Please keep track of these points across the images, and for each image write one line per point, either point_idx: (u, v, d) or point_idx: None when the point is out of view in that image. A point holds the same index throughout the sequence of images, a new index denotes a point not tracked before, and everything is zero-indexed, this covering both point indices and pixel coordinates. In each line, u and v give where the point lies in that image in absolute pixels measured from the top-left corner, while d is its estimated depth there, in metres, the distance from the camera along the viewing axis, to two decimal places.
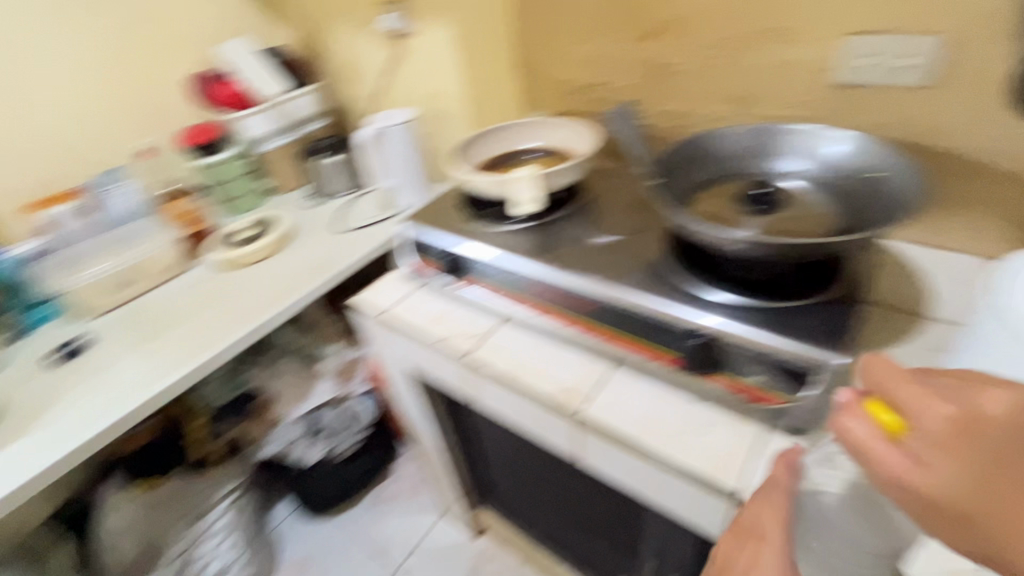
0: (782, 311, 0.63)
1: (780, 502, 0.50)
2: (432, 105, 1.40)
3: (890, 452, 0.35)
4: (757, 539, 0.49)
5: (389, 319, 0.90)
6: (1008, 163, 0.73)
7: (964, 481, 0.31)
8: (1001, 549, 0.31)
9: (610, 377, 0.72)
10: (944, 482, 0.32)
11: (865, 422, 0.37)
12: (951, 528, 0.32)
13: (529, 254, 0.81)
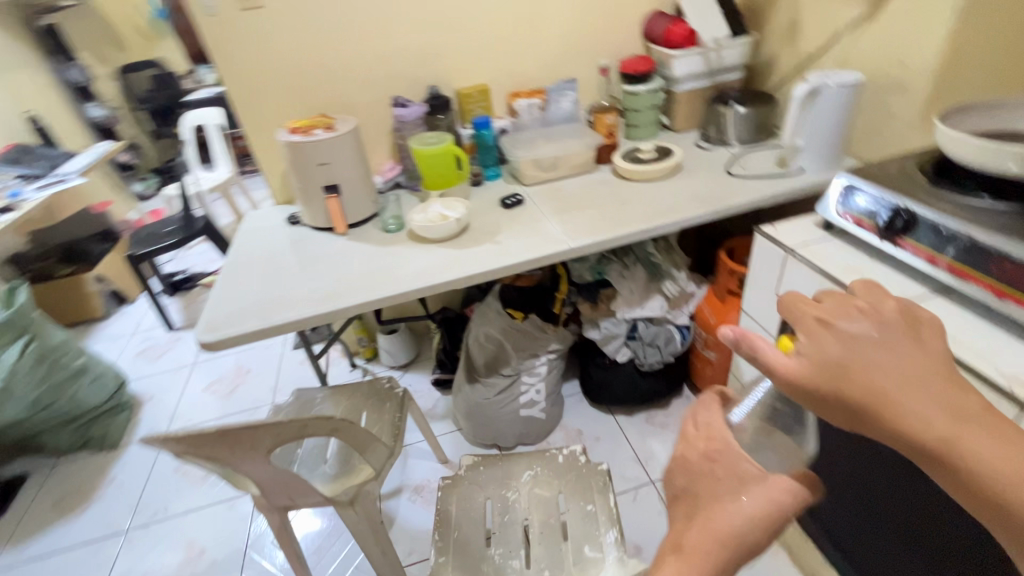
0: None
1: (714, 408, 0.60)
2: (880, 72, 1.30)
3: (781, 356, 0.47)
4: (703, 445, 0.56)
5: (795, 255, 0.96)
6: None
7: (814, 363, 0.46)
8: (859, 410, 0.44)
9: None
10: (802, 371, 0.46)
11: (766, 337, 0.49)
12: (818, 399, 0.45)
13: (1012, 234, 0.73)
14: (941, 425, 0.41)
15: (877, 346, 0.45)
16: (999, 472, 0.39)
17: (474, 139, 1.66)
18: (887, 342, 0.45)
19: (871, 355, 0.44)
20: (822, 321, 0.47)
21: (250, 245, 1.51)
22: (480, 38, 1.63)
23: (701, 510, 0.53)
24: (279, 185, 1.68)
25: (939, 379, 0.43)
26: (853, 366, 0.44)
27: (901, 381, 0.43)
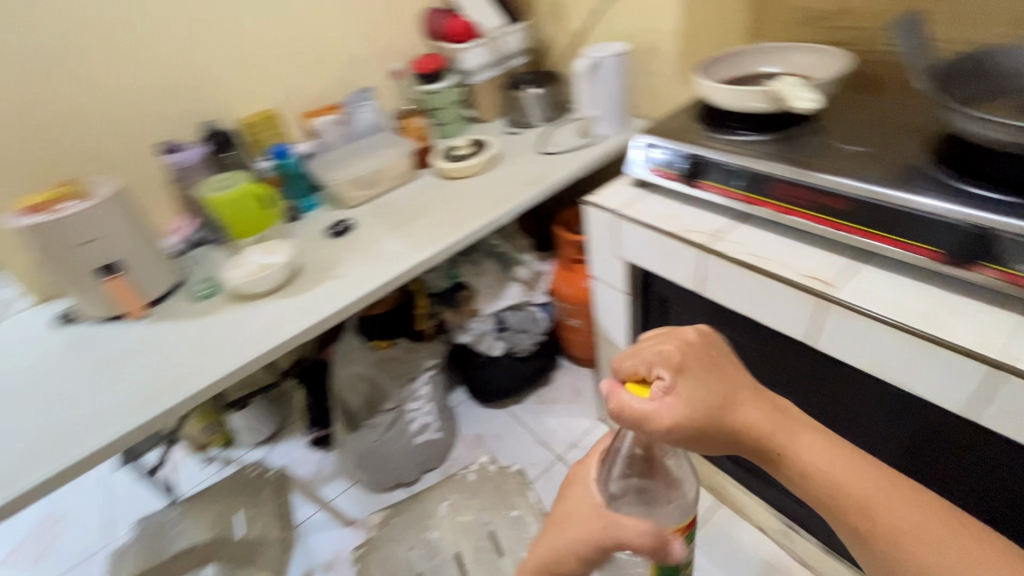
0: None
1: (595, 458, 0.59)
2: (639, 40, 1.48)
3: (655, 402, 0.50)
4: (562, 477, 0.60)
5: (625, 217, 1.04)
6: None
7: (684, 402, 0.50)
8: (728, 432, 0.50)
9: (856, 270, 0.80)
10: (678, 412, 0.49)
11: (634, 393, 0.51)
12: (687, 442, 0.50)
13: (777, 159, 0.88)
14: (784, 432, 0.50)
15: (745, 400, 0.52)
16: (824, 477, 0.48)
17: (276, 171, 1.48)
18: (755, 399, 0.52)
19: (734, 394, 0.52)
20: (702, 370, 0.52)
21: (10, 365, 1.16)
22: (250, 60, 1.45)
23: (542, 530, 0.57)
24: (33, 279, 1.32)
25: (788, 415, 0.52)
26: (726, 417, 0.51)
27: (759, 425, 0.50)
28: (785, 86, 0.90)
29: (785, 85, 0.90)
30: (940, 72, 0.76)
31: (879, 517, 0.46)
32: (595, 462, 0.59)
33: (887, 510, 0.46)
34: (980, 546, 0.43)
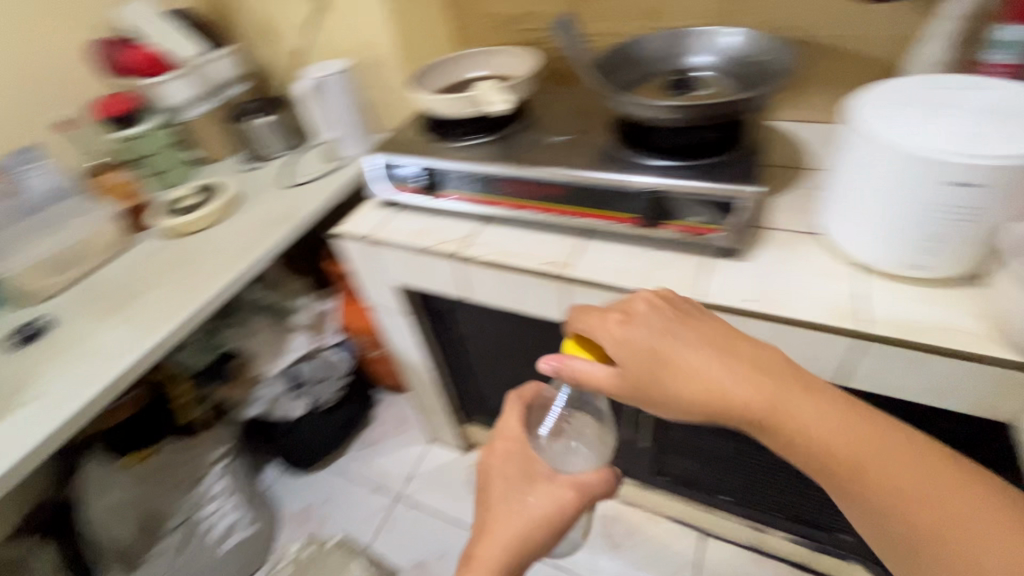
0: (715, 167, 0.81)
1: (517, 409, 0.73)
2: (358, 54, 1.43)
3: (597, 366, 0.60)
4: (501, 448, 0.71)
5: (378, 240, 0.98)
6: (851, 44, 0.93)
7: (625, 363, 0.59)
8: (669, 388, 0.56)
9: (584, 246, 0.87)
10: (617, 370, 0.59)
11: (581, 359, 0.61)
12: (629, 395, 0.59)
13: (498, 159, 0.92)
14: (763, 392, 0.52)
15: (699, 354, 0.56)
16: (815, 443, 0.50)
17: None
18: (714, 353, 0.56)
19: (669, 352, 0.57)
20: (655, 340, 0.58)
21: None
22: None
23: (491, 502, 0.68)
24: None
25: (780, 385, 0.53)
26: (669, 376, 0.56)
27: (738, 383, 0.53)
28: (489, 92, 0.94)
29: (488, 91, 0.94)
30: (599, 69, 0.87)
31: (870, 477, 0.48)
32: (514, 418, 0.73)
33: (877, 468, 0.48)
34: (965, 496, 0.45)
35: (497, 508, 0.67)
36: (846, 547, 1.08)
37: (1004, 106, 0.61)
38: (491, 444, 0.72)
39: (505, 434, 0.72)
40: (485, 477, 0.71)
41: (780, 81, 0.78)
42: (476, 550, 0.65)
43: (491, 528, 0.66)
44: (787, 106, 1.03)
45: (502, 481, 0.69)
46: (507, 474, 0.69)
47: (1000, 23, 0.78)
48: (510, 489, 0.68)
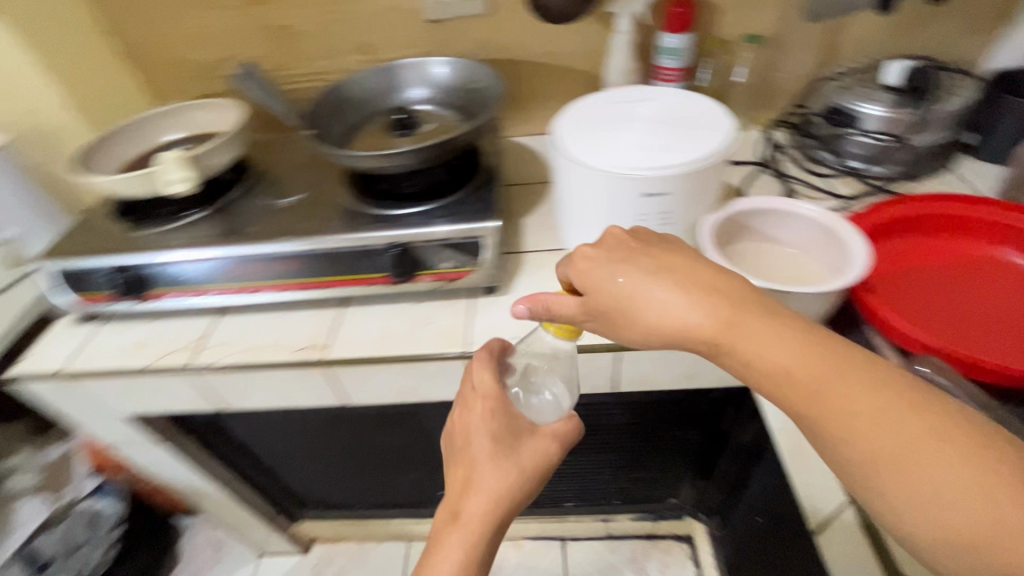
0: (452, 205, 0.77)
1: (484, 360, 0.62)
2: None
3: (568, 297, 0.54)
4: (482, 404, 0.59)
5: (74, 373, 0.75)
6: (559, 61, 0.98)
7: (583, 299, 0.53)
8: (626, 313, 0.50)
9: (341, 317, 0.77)
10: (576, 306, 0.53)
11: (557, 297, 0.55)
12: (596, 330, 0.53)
13: (213, 240, 0.76)
14: (742, 321, 0.45)
15: (655, 282, 0.49)
16: (774, 362, 0.44)
17: None
18: (664, 278, 0.49)
19: (618, 276, 0.50)
20: (608, 264, 0.51)
21: None
22: None
23: (464, 463, 0.58)
24: None
25: (740, 314, 0.46)
26: (627, 305, 0.50)
27: (685, 318, 0.47)
28: (174, 164, 0.77)
29: (173, 163, 0.77)
30: (308, 122, 0.78)
31: (831, 396, 0.42)
32: (485, 372, 0.61)
33: (834, 394, 0.42)
34: (930, 419, 0.39)
35: (481, 471, 0.56)
36: (675, 508, 1.18)
37: (670, 115, 0.68)
38: (464, 408, 0.60)
39: (478, 396, 0.60)
40: (462, 445, 0.58)
41: (491, 110, 0.77)
42: (452, 524, 0.54)
43: (468, 491, 0.55)
44: (519, 123, 1.06)
45: (483, 444, 0.57)
46: (492, 433, 0.57)
47: (662, 32, 0.89)
48: (493, 450, 0.57)
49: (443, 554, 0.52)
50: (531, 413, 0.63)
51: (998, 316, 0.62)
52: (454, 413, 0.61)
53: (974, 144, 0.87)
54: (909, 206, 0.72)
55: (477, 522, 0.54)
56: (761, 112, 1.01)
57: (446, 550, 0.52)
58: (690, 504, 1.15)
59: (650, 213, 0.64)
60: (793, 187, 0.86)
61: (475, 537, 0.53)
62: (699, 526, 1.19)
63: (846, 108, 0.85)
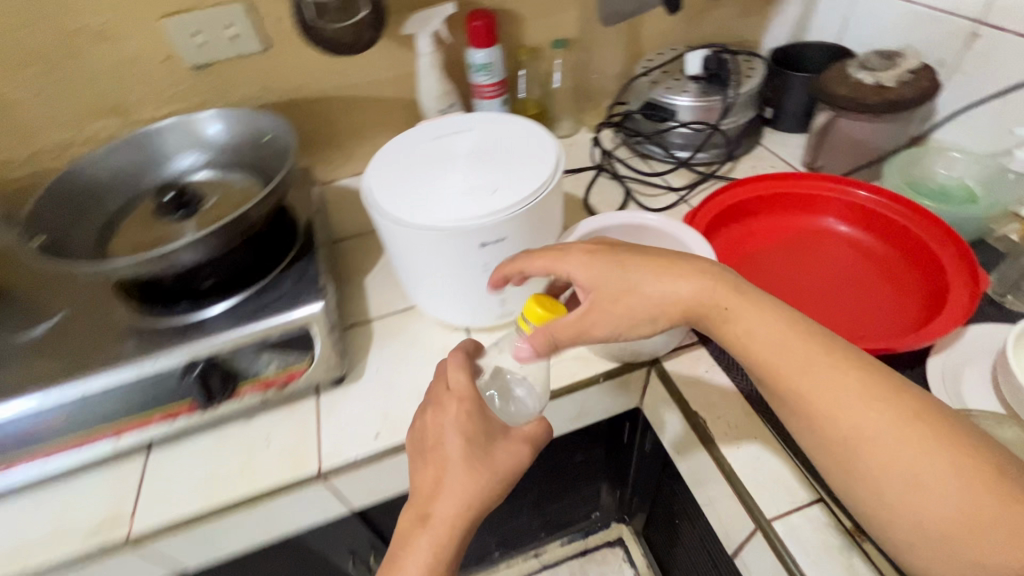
0: (265, 291, 0.63)
1: (458, 358, 0.53)
2: None
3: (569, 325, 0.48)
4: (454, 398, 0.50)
5: None
6: (366, 91, 0.87)
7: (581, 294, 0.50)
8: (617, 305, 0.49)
9: (148, 467, 0.59)
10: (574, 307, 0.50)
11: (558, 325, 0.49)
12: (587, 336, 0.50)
13: None
14: (741, 311, 0.46)
15: (656, 274, 0.49)
16: (765, 345, 0.45)
17: None
18: (658, 270, 0.49)
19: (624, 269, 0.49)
20: (616, 256, 0.50)
21: None
22: None
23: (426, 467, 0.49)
24: None
25: (742, 294, 0.48)
26: (625, 295, 0.49)
27: (692, 301, 0.48)
28: None
29: None
30: (35, 229, 0.59)
31: (814, 381, 0.42)
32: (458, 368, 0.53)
33: (817, 374, 0.42)
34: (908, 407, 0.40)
35: (451, 470, 0.47)
36: (600, 519, 1.15)
37: (492, 147, 0.61)
38: (436, 409, 0.51)
39: (451, 398, 0.51)
40: (432, 446, 0.49)
41: (288, 171, 0.64)
42: (420, 526, 0.46)
43: (438, 491, 0.47)
44: (340, 164, 0.94)
45: (450, 443, 0.48)
46: (465, 434, 0.48)
47: (468, 47, 0.83)
48: (465, 452, 0.47)
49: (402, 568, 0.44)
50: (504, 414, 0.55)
51: (828, 289, 0.65)
52: (424, 414, 0.52)
53: (771, 117, 0.92)
54: (738, 191, 0.73)
55: (444, 529, 0.45)
56: (587, 113, 1.00)
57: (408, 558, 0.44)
58: (613, 512, 1.13)
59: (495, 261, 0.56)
60: (630, 187, 0.86)
61: (441, 544, 0.45)
62: (626, 530, 1.17)
63: (660, 102, 0.85)
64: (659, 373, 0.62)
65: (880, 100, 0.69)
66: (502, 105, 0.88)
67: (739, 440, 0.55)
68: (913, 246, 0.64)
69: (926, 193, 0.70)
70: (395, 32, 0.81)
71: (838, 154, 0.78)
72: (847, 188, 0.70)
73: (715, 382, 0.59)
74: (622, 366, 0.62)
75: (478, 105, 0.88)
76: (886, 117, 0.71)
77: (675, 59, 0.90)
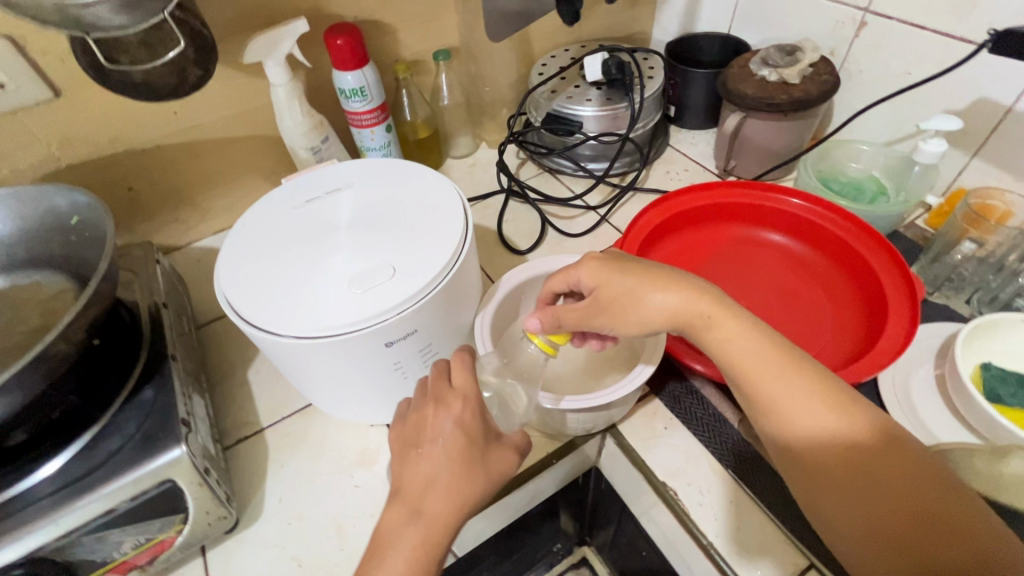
0: (100, 440, 0.46)
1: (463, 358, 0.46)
2: None
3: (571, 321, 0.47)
4: (453, 399, 0.43)
5: None
6: (211, 133, 0.70)
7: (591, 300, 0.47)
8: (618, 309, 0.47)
9: None
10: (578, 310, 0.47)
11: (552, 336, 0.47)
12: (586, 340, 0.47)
13: None
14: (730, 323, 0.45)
15: (651, 285, 0.46)
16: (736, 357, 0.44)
17: None
18: (656, 283, 0.46)
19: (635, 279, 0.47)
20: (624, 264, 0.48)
21: None
22: None
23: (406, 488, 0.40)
24: None
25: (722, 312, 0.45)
26: (627, 296, 0.46)
27: (682, 312, 0.45)
28: None
29: None
30: None
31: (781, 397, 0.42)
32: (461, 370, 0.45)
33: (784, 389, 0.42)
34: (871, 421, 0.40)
35: (445, 464, 0.40)
36: (561, 548, 1.03)
37: (382, 206, 0.49)
38: (438, 406, 0.43)
39: (457, 395, 0.44)
40: (428, 441, 0.42)
41: (109, 265, 0.46)
42: (412, 524, 0.39)
43: (429, 488, 0.40)
44: (195, 222, 0.76)
45: (449, 442, 0.41)
46: (466, 432, 0.42)
47: (333, 70, 0.69)
48: (464, 449, 0.41)
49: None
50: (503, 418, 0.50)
51: (770, 307, 0.63)
52: (423, 410, 0.44)
53: (675, 115, 0.87)
54: (671, 204, 0.68)
55: (438, 531, 0.39)
56: (483, 127, 0.90)
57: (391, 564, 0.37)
58: (573, 539, 1.00)
59: (405, 357, 0.46)
60: (546, 210, 0.77)
61: (431, 546, 0.38)
62: (590, 551, 1.07)
63: (564, 114, 0.77)
64: (615, 440, 0.56)
65: (787, 99, 0.66)
66: (388, 131, 0.75)
67: (714, 509, 0.49)
68: (845, 253, 0.63)
69: (841, 190, 0.69)
70: (235, 60, 0.65)
71: (749, 155, 0.75)
72: (778, 196, 0.68)
73: (677, 440, 0.54)
74: (570, 441, 0.56)
75: (357, 135, 0.74)
76: (792, 116, 0.69)
77: (572, 62, 0.82)
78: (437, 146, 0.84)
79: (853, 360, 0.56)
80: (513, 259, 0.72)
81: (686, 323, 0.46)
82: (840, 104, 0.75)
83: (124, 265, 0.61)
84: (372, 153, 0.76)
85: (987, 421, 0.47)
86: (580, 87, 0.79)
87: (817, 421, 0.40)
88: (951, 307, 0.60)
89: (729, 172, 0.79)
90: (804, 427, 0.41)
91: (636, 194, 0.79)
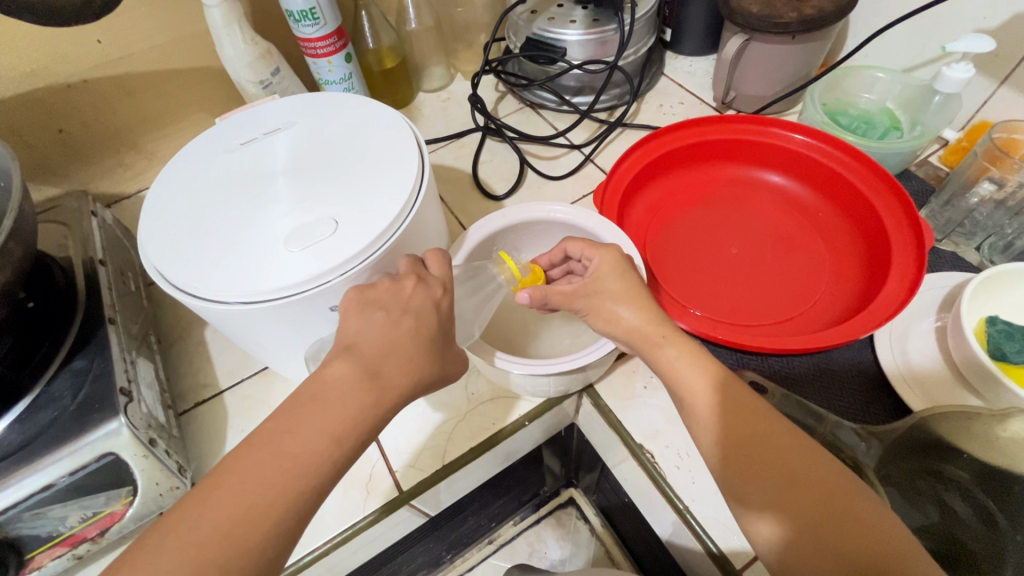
0: (33, 412, 0.42)
1: (439, 254, 0.42)
2: None
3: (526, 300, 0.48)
4: (423, 280, 0.40)
5: None
6: (142, 64, 0.62)
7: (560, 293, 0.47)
8: (586, 303, 0.46)
9: None
10: (554, 291, 0.47)
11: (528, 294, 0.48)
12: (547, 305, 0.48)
13: None
14: (668, 331, 0.43)
15: (617, 292, 0.45)
16: (640, 336, 0.44)
17: None
18: (618, 290, 0.45)
19: (612, 287, 0.45)
20: (610, 266, 0.46)
21: None
22: None
23: None
24: None
25: (679, 333, 0.43)
26: (593, 303, 0.46)
27: (640, 330, 0.44)
28: None
29: None
30: None
31: (658, 350, 0.43)
32: (437, 260, 0.42)
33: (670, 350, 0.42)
34: (729, 379, 0.41)
35: (406, 346, 0.37)
36: (549, 489, 0.97)
37: (326, 149, 0.43)
38: (417, 280, 0.40)
39: (436, 279, 0.41)
40: (399, 309, 0.38)
41: (14, 222, 0.39)
42: (364, 391, 0.35)
43: (387, 356, 0.37)
44: (143, 167, 0.69)
45: (419, 315, 0.38)
46: (437, 312, 0.40)
47: None
48: (431, 334, 0.39)
49: (314, 431, 0.34)
50: (463, 340, 0.47)
51: (765, 254, 0.58)
52: (396, 280, 0.39)
53: (671, 40, 0.78)
54: (663, 140, 0.62)
55: (382, 408, 0.36)
56: (457, 57, 0.81)
57: (326, 418, 0.34)
58: (560, 480, 0.95)
59: None
60: (525, 152, 0.71)
61: None
62: (578, 491, 1.00)
63: (545, 39, 0.68)
64: (591, 400, 0.53)
65: (796, 17, 0.57)
66: (348, 61, 0.66)
67: (694, 473, 0.47)
68: (850, 193, 0.58)
69: (850, 124, 0.64)
70: None
71: (751, 85, 0.68)
72: (779, 130, 0.61)
73: (657, 402, 0.51)
74: (544, 403, 0.53)
75: (313, 65, 0.66)
76: (803, 38, 0.60)
77: None
78: (405, 78, 0.76)
79: (850, 315, 0.52)
80: (488, 206, 0.66)
81: (642, 336, 0.43)
82: (856, 24, 0.67)
83: (57, 218, 0.56)
84: (330, 87, 0.68)
85: (989, 380, 0.44)
86: (563, 7, 0.69)
87: (677, 364, 0.42)
88: (960, 255, 0.56)
89: (727, 106, 0.72)
90: (671, 368, 0.42)
91: (625, 130, 0.72)
